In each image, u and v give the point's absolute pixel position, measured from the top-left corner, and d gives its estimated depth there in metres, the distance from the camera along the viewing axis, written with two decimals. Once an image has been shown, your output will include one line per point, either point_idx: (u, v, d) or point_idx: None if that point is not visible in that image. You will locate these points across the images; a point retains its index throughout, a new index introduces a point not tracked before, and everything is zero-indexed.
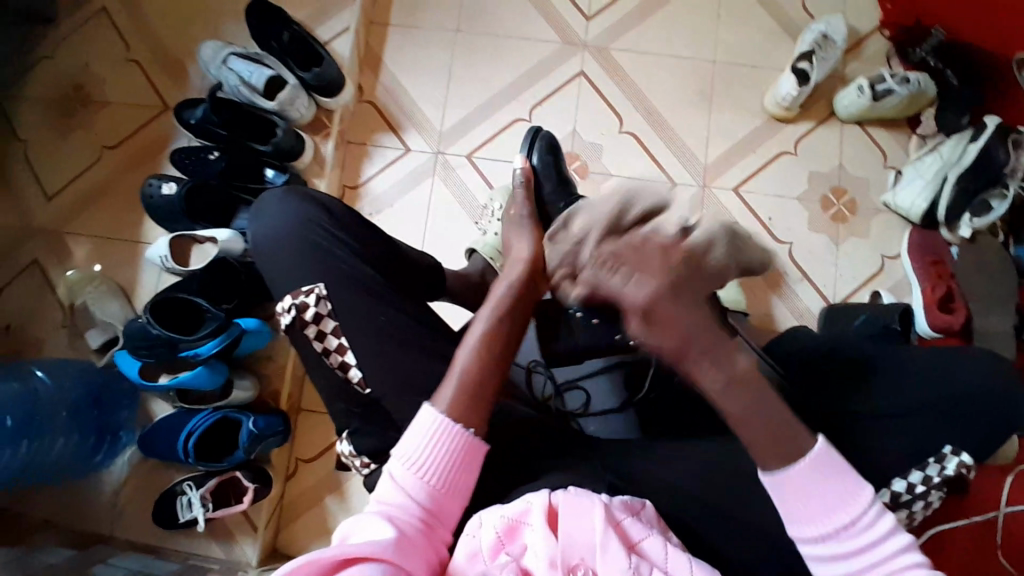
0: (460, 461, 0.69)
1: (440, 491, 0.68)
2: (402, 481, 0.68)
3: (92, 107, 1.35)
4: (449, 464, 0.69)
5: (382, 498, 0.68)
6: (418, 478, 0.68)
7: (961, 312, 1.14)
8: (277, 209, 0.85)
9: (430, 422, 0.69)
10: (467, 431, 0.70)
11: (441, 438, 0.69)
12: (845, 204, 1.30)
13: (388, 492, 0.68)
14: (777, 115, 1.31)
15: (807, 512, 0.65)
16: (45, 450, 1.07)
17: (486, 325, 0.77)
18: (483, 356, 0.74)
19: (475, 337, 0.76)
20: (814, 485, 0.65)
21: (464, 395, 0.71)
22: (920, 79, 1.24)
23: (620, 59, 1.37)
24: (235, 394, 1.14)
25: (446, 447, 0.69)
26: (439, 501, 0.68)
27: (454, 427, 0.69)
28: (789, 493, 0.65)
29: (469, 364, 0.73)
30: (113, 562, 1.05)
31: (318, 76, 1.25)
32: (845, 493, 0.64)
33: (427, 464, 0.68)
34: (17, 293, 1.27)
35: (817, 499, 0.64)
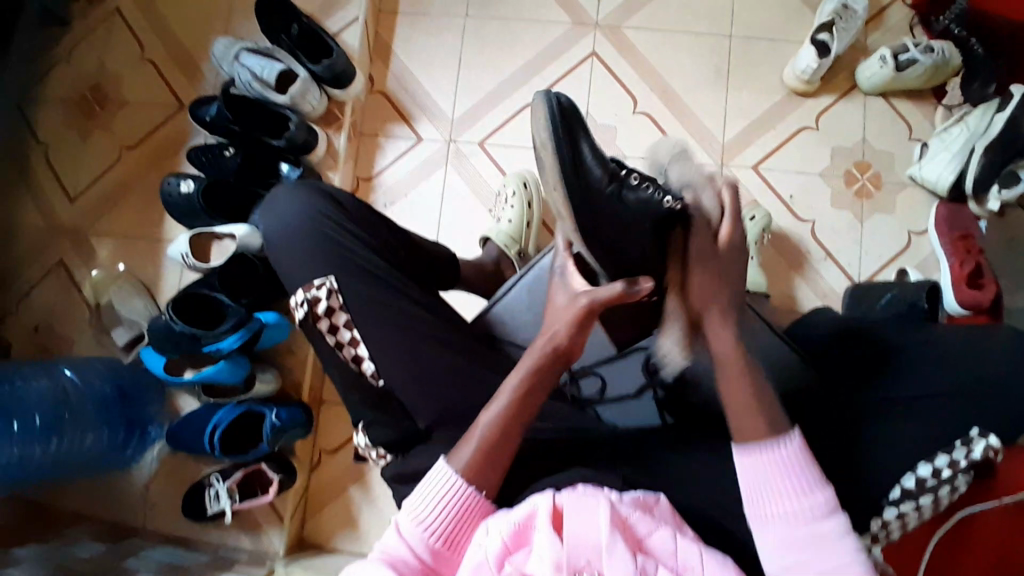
0: (467, 520, 0.69)
1: (444, 549, 0.68)
2: (406, 533, 0.68)
3: (109, 107, 1.37)
4: (455, 523, 0.69)
5: (386, 547, 0.68)
6: (421, 531, 0.68)
7: (991, 288, 1.09)
8: (288, 204, 0.86)
9: (446, 481, 0.70)
10: (478, 495, 0.70)
11: (451, 500, 0.69)
12: (869, 179, 1.26)
13: (389, 540, 0.68)
14: (797, 90, 1.28)
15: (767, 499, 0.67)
16: (76, 444, 1.11)
17: (519, 385, 0.72)
18: (506, 419, 0.71)
19: (504, 399, 0.72)
20: (778, 469, 0.67)
21: (483, 457, 0.70)
22: (944, 49, 1.20)
23: (633, 37, 1.34)
24: (257, 386, 1.16)
25: (454, 509, 0.69)
26: (442, 556, 0.68)
27: (466, 489, 0.69)
28: (756, 471, 0.68)
29: (491, 424, 0.71)
30: (147, 553, 1.08)
31: (328, 68, 1.25)
32: (801, 484, 0.66)
33: (436, 523, 0.68)
34: (46, 293, 1.31)
35: (776, 491, 0.67)
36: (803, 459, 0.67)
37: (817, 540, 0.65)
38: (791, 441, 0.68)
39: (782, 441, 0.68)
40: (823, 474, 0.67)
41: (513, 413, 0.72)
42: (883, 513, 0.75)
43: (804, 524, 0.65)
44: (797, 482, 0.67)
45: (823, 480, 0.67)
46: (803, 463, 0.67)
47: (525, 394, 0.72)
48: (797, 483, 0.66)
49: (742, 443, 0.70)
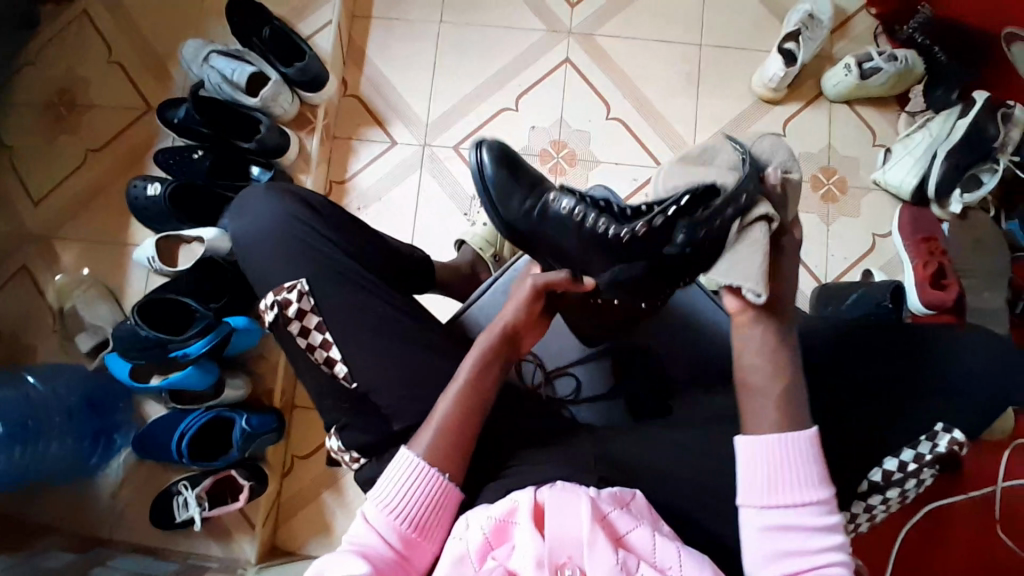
0: (436, 508, 0.69)
1: (415, 537, 0.67)
2: (376, 522, 0.67)
3: (75, 109, 1.34)
4: (424, 508, 0.68)
5: (354, 538, 0.67)
6: (391, 518, 0.67)
7: (954, 289, 1.14)
8: (258, 204, 0.85)
9: (410, 466, 0.69)
10: (442, 477, 0.69)
11: (417, 487, 0.68)
12: (835, 183, 1.29)
13: (359, 531, 0.67)
14: (765, 97, 1.31)
15: (773, 484, 0.66)
16: (41, 454, 1.07)
17: (473, 365, 0.74)
18: (462, 397, 0.72)
19: (459, 382, 0.73)
20: (782, 457, 0.66)
21: (443, 444, 0.70)
22: (907, 56, 1.24)
23: (606, 45, 1.36)
24: (227, 393, 1.14)
25: (423, 493, 0.68)
26: (414, 546, 0.67)
27: (430, 471, 0.69)
28: (762, 456, 0.67)
29: (448, 409, 0.72)
30: (111, 564, 1.05)
31: (301, 71, 1.24)
32: (803, 478, 0.66)
33: (405, 509, 0.68)
34: (6, 299, 1.26)
35: (779, 473, 0.66)
36: (814, 452, 0.66)
37: (812, 535, 0.64)
38: (810, 435, 0.67)
39: (798, 433, 0.67)
40: (825, 477, 0.66)
41: (468, 392, 0.73)
42: (851, 506, 0.77)
43: (801, 517, 0.65)
44: (799, 473, 0.66)
45: (823, 481, 0.66)
46: (813, 454, 0.67)
47: (483, 366, 0.74)
48: (799, 476, 0.65)
49: (747, 434, 0.68)
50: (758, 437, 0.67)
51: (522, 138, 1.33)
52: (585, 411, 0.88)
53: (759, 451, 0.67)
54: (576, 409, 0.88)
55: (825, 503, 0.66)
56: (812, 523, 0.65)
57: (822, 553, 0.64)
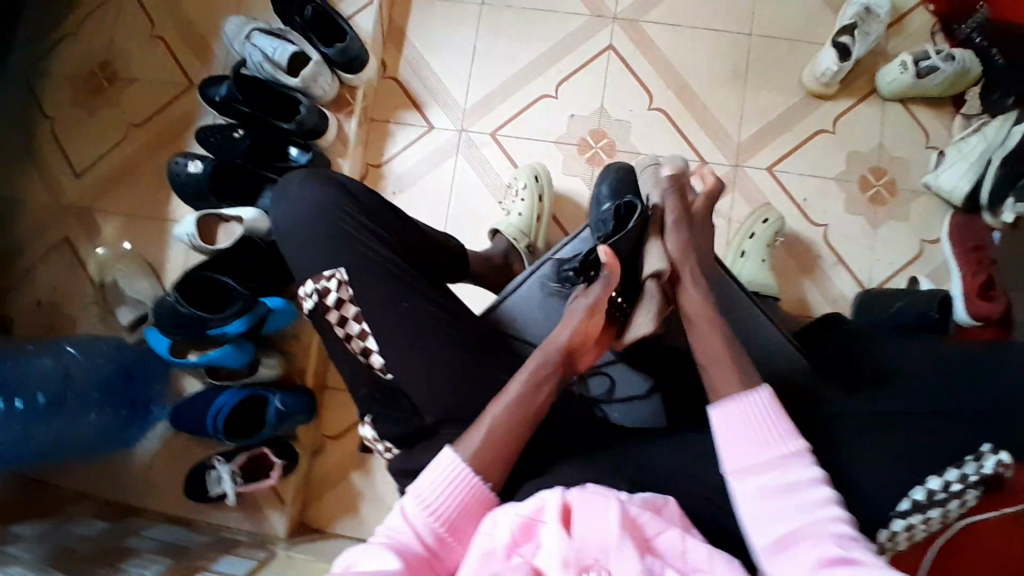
0: (474, 508, 0.69)
1: (448, 536, 0.67)
2: (413, 517, 0.67)
3: (118, 84, 1.35)
4: (459, 507, 0.68)
5: (389, 532, 0.67)
6: (426, 515, 0.67)
7: (1001, 301, 1.11)
8: (300, 190, 0.85)
9: (449, 466, 0.70)
10: (483, 482, 0.70)
11: (456, 484, 0.69)
12: (884, 186, 1.25)
13: (396, 524, 0.67)
14: (815, 92, 1.26)
15: (747, 445, 0.68)
16: (79, 425, 1.09)
17: (519, 388, 0.75)
18: (514, 411, 0.73)
19: (501, 406, 0.74)
20: (746, 419, 0.69)
21: (491, 452, 0.71)
22: (965, 57, 1.18)
23: (651, 32, 1.32)
24: (262, 371, 1.16)
25: (460, 489, 0.69)
26: (445, 546, 0.66)
27: (472, 475, 0.70)
28: (732, 422, 0.69)
29: (497, 418, 0.73)
30: (145, 534, 1.08)
31: (342, 52, 1.22)
32: (771, 431, 0.68)
33: (441, 505, 0.68)
34: (50, 269, 1.29)
35: (751, 433, 0.68)
36: (773, 408, 0.69)
37: (796, 490, 0.64)
38: (763, 391, 0.70)
39: (751, 391, 0.70)
40: (795, 427, 0.68)
41: (517, 413, 0.73)
42: (890, 524, 0.73)
43: (783, 474, 0.65)
44: (770, 426, 0.68)
45: (795, 432, 0.68)
46: (774, 412, 0.69)
47: (529, 390, 0.75)
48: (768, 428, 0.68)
49: (714, 401, 0.71)
50: (723, 403, 0.70)
51: (560, 127, 1.30)
52: (617, 415, 0.89)
53: (727, 411, 0.70)
54: (609, 413, 0.89)
55: (799, 457, 0.66)
56: (794, 477, 0.65)
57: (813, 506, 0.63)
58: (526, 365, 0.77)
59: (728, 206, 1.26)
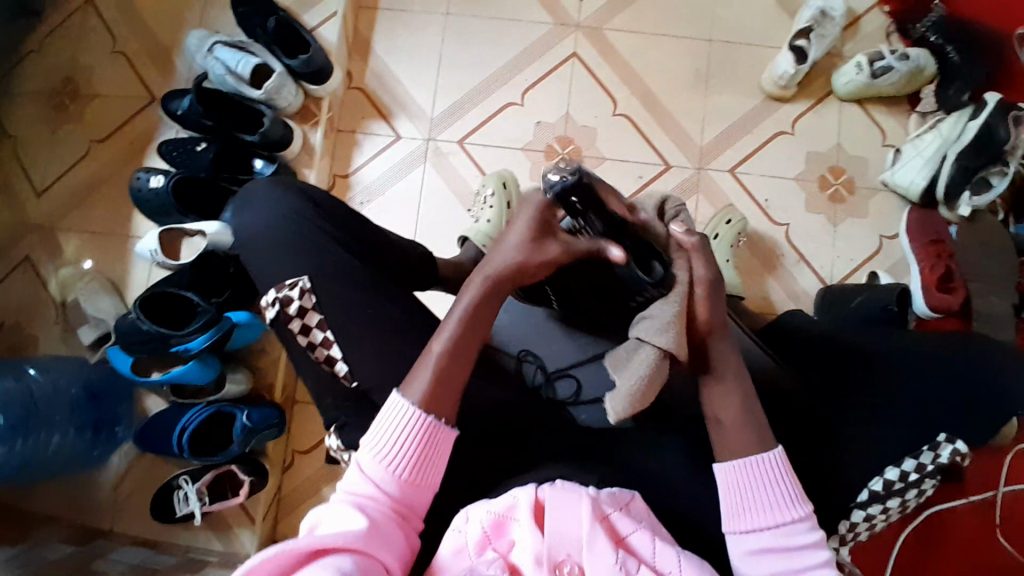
0: (432, 451, 0.69)
1: (412, 483, 0.68)
2: (374, 473, 0.68)
3: (78, 100, 1.33)
4: (419, 454, 0.69)
5: (352, 488, 0.68)
6: (387, 468, 0.68)
7: (960, 292, 1.14)
8: (261, 200, 0.85)
9: (402, 413, 0.69)
10: (436, 422, 0.69)
11: (410, 430, 0.69)
12: (843, 184, 1.28)
13: (359, 482, 0.68)
14: (774, 94, 1.29)
15: (747, 505, 0.68)
16: (41, 447, 1.07)
17: (461, 315, 0.73)
18: (458, 335, 0.72)
19: (445, 338, 0.72)
20: (756, 485, 0.68)
21: (437, 382, 0.70)
22: (919, 55, 1.22)
23: (614, 39, 1.34)
24: (228, 387, 1.15)
25: (415, 437, 0.69)
26: (411, 493, 0.68)
27: (424, 418, 0.69)
28: (738, 486, 0.68)
29: (440, 355, 0.71)
30: (112, 557, 1.06)
31: (306, 64, 1.23)
32: (785, 499, 0.67)
33: (400, 458, 0.68)
34: (9, 290, 1.27)
35: (754, 496, 0.68)
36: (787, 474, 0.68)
37: (801, 549, 0.66)
38: (776, 454, 0.69)
39: (767, 454, 0.69)
40: (804, 493, 0.68)
41: (463, 334, 0.72)
42: (850, 516, 0.76)
43: (780, 537, 0.66)
44: (776, 494, 0.67)
45: (803, 497, 0.68)
46: (784, 475, 0.68)
47: (477, 311, 0.73)
48: (777, 496, 0.67)
49: (725, 458, 0.70)
50: (736, 468, 0.68)
51: (527, 134, 1.32)
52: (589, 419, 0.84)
53: (734, 472, 0.69)
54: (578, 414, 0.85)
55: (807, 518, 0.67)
56: (802, 538, 0.66)
57: (813, 563, 0.65)
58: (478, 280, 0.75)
59: (693, 208, 1.28)
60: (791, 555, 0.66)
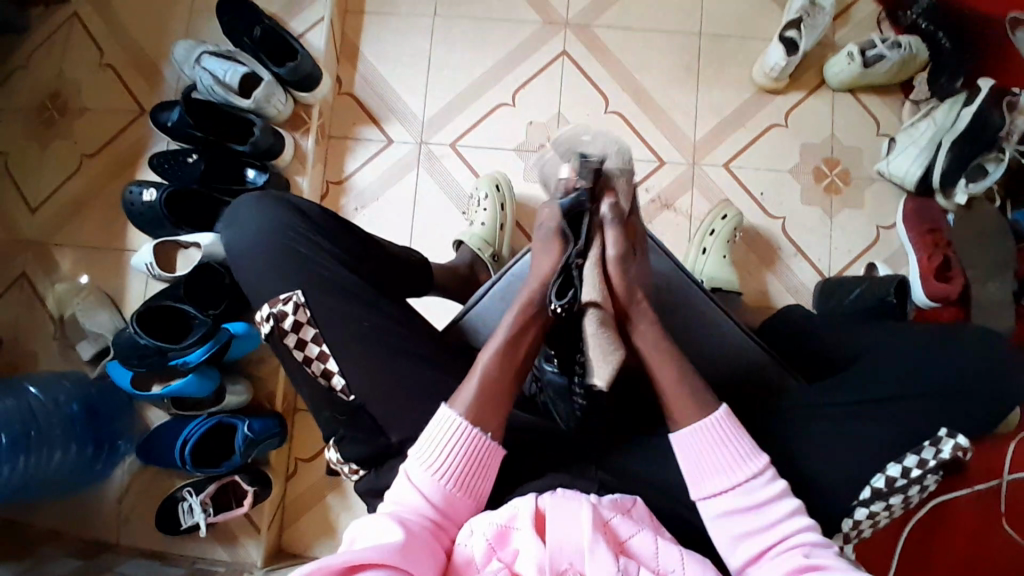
0: (478, 462, 0.71)
1: (458, 494, 0.70)
2: (419, 481, 0.69)
3: (68, 115, 1.33)
4: (466, 465, 0.70)
5: (397, 501, 0.69)
6: (434, 479, 0.69)
7: (958, 280, 1.13)
8: (251, 212, 0.84)
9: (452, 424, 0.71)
10: (486, 436, 0.71)
11: (458, 441, 0.70)
12: (838, 175, 1.27)
13: (404, 492, 0.69)
14: (766, 87, 1.28)
15: (706, 466, 0.71)
16: (43, 462, 1.07)
17: (489, 360, 0.74)
18: (506, 349, 0.74)
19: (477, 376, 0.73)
20: (713, 440, 0.71)
21: (486, 398, 0.72)
22: (911, 43, 1.21)
23: (604, 35, 1.33)
24: (228, 399, 1.15)
25: (463, 449, 0.70)
26: (456, 504, 0.69)
27: (472, 430, 0.71)
28: (691, 453, 0.72)
29: (473, 395, 0.72)
30: (119, 570, 1.06)
31: (292, 71, 1.21)
32: (740, 455, 0.70)
33: (447, 468, 0.70)
34: (7, 306, 1.27)
35: (711, 455, 0.71)
36: (733, 427, 0.71)
37: (765, 506, 0.69)
38: (722, 413, 0.72)
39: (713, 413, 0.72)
40: (756, 445, 0.71)
41: (505, 345, 0.74)
42: (852, 513, 0.75)
43: (742, 495, 0.69)
44: (735, 447, 0.71)
45: (756, 450, 0.71)
46: (734, 431, 0.71)
47: (505, 357, 0.74)
48: (734, 451, 0.70)
49: (678, 426, 0.73)
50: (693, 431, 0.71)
51: (519, 134, 1.31)
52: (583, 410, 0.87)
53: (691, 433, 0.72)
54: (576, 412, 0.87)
55: (763, 474, 0.70)
56: (759, 494, 0.69)
57: (777, 512, 0.68)
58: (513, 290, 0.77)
59: (688, 204, 1.27)
60: (749, 504, 0.69)
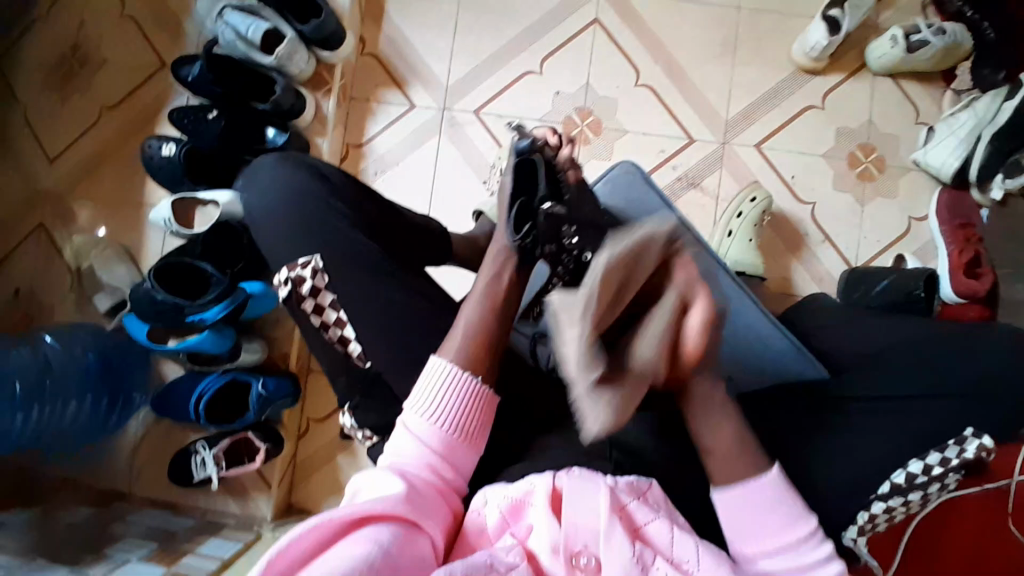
0: (473, 409, 0.70)
1: (456, 441, 0.68)
2: (418, 431, 0.68)
3: (87, 64, 1.31)
4: (463, 413, 0.69)
5: (396, 451, 0.67)
6: (434, 427, 0.68)
7: (988, 278, 1.09)
8: (270, 174, 0.83)
9: (444, 372, 0.70)
10: (479, 382, 0.70)
11: (452, 387, 0.69)
12: (872, 162, 1.23)
13: (404, 445, 0.68)
14: (805, 67, 1.23)
15: (755, 531, 0.65)
16: (58, 414, 1.07)
17: (473, 314, 0.73)
18: (486, 307, 0.74)
19: (459, 334, 0.72)
20: (759, 508, 0.65)
21: (474, 354, 0.71)
22: (956, 30, 1.15)
23: (637, 5, 1.28)
24: (243, 356, 1.15)
25: (461, 396, 0.69)
26: (456, 454, 0.68)
27: (465, 375, 0.69)
28: (735, 511, 0.66)
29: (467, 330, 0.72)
30: (132, 519, 1.08)
31: (317, 29, 1.18)
32: (785, 522, 0.65)
33: (444, 415, 0.68)
34: (25, 256, 1.27)
35: (762, 522, 0.65)
36: (783, 491, 0.65)
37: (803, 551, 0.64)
38: (775, 473, 0.66)
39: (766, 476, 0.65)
40: (808, 508, 0.66)
41: (486, 307, 0.74)
42: (869, 507, 0.72)
43: (787, 557, 0.64)
44: (782, 513, 0.65)
45: (806, 513, 0.65)
46: (785, 496, 0.65)
47: (486, 319, 0.73)
48: (781, 516, 0.65)
49: (720, 485, 0.66)
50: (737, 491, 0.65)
51: (545, 104, 1.28)
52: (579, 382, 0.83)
53: (737, 496, 0.65)
54: None
55: (811, 540, 0.65)
56: (808, 558, 0.64)
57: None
58: (487, 261, 0.78)
59: (715, 185, 1.24)
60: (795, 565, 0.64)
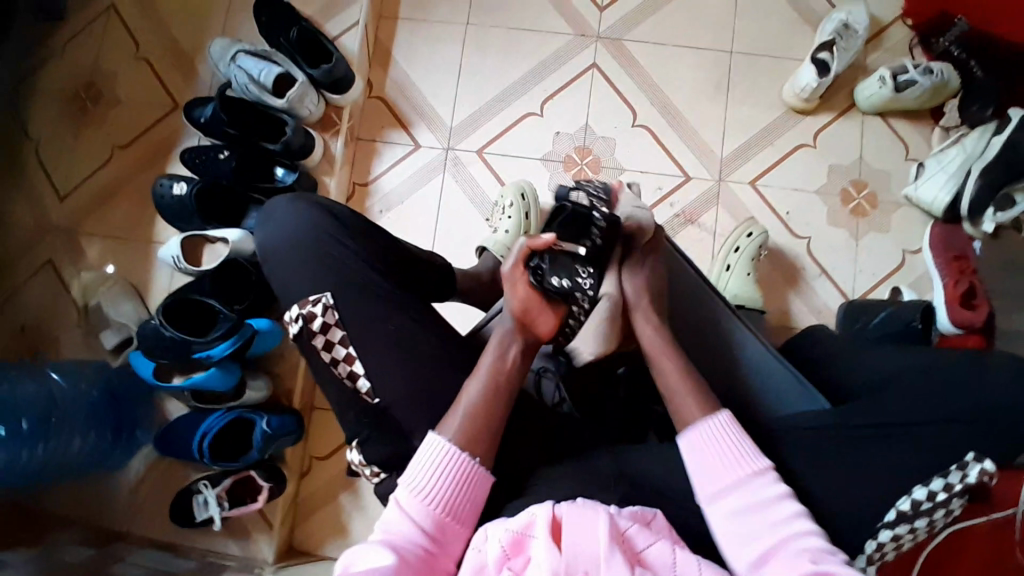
0: (465, 486, 0.71)
1: (447, 519, 0.69)
2: (407, 508, 0.69)
3: (101, 106, 1.35)
4: (453, 490, 0.70)
5: (387, 526, 0.69)
6: (423, 503, 0.69)
7: (984, 309, 1.11)
8: (284, 214, 0.85)
9: (436, 451, 0.71)
10: (472, 460, 0.71)
11: (444, 466, 0.71)
12: (865, 198, 1.27)
13: (394, 521, 0.69)
14: (796, 107, 1.28)
15: (712, 467, 0.72)
16: (63, 449, 1.07)
17: (477, 392, 0.74)
18: (489, 384, 0.75)
19: (461, 411, 0.73)
20: (714, 441, 0.73)
21: (473, 425, 0.73)
22: (943, 70, 1.21)
23: (634, 50, 1.34)
24: (248, 394, 1.15)
25: (451, 474, 0.71)
26: (446, 531, 0.69)
27: (459, 454, 0.71)
28: (698, 453, 0.73)
29: (474, 396, 0.74)
30: (131, 559, 1.06)
31: (327, 73, 1.24)
32: (739, 458, 0.71)
33: (434, 492, 0.70)
34: (32, 292, 1.28)
35: (719, 456, 0.72)
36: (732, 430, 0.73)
37: (768, 506, 0.69)
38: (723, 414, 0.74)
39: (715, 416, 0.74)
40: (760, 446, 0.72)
41: (493, 384, 0.75)
42: (877, 535, 0.73)
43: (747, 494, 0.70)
44: (738, 448, 0.72)
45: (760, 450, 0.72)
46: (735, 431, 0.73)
47: (491, 394, 0.75)
48: (732, 451, 0.72)
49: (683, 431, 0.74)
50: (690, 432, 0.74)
51: (546, 144, 1.32)
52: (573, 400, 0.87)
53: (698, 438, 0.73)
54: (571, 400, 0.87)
55: (764, 475, 0.71)
56: (762, 494, 0.69)
57: (790, 532, 0.67)
58: (494, 337, 0.80)
59: (713, 219, 1.27)
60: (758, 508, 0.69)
